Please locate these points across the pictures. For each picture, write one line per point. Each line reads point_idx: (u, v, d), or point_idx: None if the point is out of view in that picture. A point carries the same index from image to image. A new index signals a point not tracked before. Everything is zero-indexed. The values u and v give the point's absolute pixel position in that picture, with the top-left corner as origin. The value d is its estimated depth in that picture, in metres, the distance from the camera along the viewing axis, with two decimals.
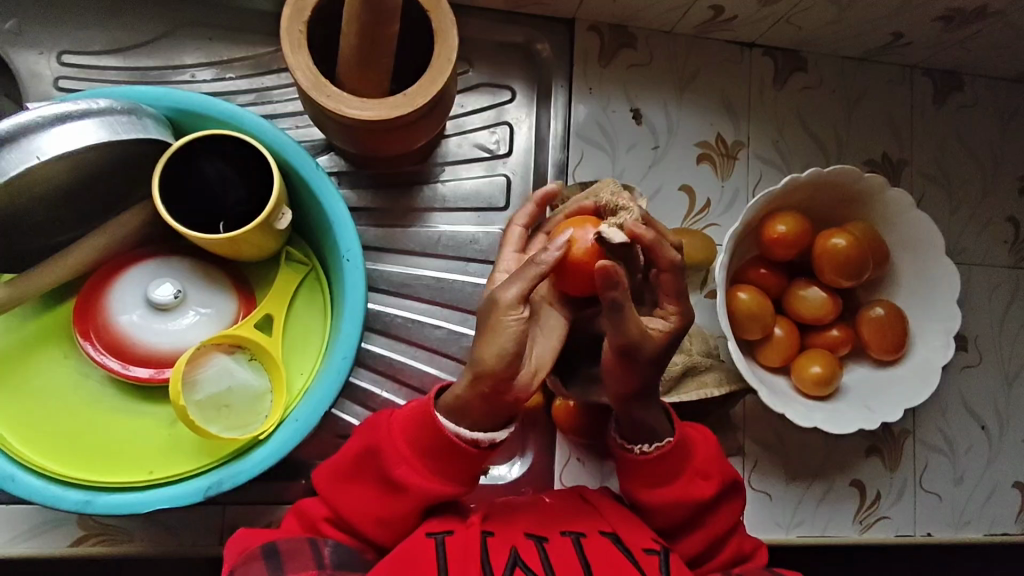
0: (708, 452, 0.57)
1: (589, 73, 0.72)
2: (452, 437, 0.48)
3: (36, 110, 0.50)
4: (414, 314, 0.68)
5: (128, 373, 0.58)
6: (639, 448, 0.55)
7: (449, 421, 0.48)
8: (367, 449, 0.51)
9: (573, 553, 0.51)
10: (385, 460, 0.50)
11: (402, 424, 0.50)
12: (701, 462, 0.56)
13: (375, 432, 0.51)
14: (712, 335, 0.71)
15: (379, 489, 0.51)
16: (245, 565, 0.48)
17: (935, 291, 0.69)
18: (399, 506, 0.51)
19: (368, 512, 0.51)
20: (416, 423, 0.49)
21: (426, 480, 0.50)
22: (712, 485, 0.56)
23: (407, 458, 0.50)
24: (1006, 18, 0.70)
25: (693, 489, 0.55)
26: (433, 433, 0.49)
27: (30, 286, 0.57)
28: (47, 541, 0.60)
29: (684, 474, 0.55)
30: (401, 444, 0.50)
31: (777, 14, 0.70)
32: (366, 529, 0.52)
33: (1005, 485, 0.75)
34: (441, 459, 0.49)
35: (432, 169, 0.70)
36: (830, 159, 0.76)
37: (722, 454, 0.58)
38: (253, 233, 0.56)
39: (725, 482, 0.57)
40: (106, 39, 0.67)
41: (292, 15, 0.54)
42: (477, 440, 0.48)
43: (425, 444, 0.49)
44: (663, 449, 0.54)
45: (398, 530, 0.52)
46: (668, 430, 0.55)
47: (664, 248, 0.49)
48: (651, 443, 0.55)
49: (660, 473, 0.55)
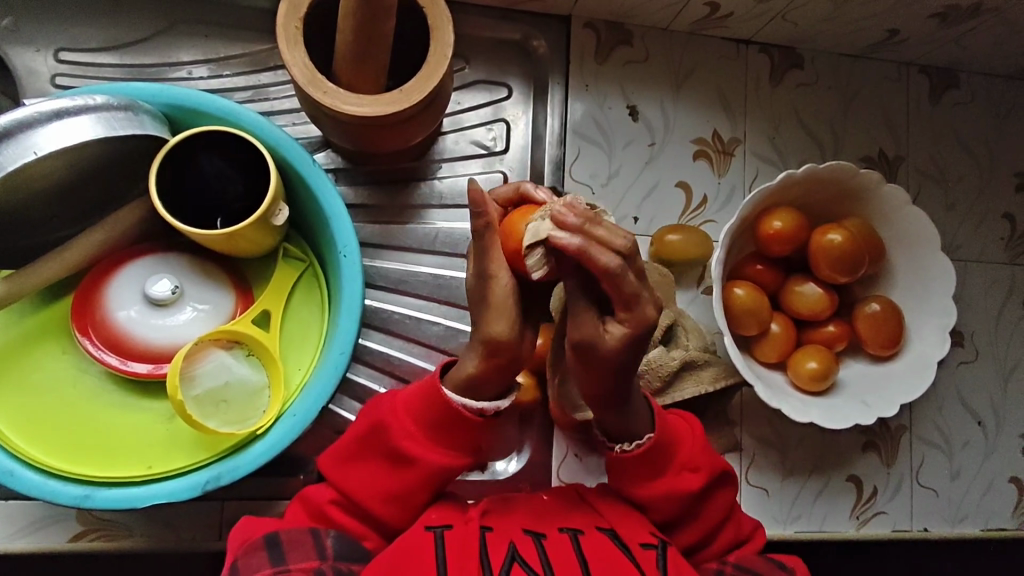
0: (696, 445, 0.56)
1: (586, 69, 0.72)
2: (457, 409, 0.49)
3: (33, 105, 0.50)
4: (412, 310, 0.68)
5: (126, 369, 0.58)
6: (621, 447, 0.54)
7: (455, 394, 0.49)
8: (371, 427, 0.52)
9: (571, 549, 0.51)
10: (392, 436, 0.51)
11: (407, 404, 0.51)
12: (686, 455, 0.55)
13: (380, 410, 0.53)
14: (708, 331, 0.71)
15: (386, 467, 0.52)
16: (246, 557, 0.48)
17: (930, 286, 0.69)
18: (409, 483, 0.52)
19: (377, 490, 0.52)
20: (420, 397, 0.51)
21: (431, 453, 0.51)
22: (700, 478, 0.55)
23: (413, 433, 0.51)
24: (1001, 15, 0.70)
25: (680, 482, 0.55)
26: (439, 406, 0.50)
27: (27, 282, 0.57)
28: (45, 537, 0.60)
29: (671, 469, 0.55)
30: (408, 422, 0.51)
31: (773, 11, 0.70)
32: (374, 508, 0.52)
33: (1001, 480, 0.75)
34: (444, 431, 0.50)
35: (429, 166, 0.70)
36: (826, 155, 0.76)
37: (710, 445, 0.58)
38: (246, 230, 0.57)
39: (715, 474, 0.57)
40: (103, 37, 0.67)
41: (288, 12, 0.54)
42: (482, 409, 0.49)
43: (431, 415, 0.50)
44: (644, 446, 0.53)
45: (405, 507, 0.53)
46: (648, 427, 0.54)
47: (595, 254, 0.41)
48: (631, 441, 0.54)
49: (647, 467, 0.54)
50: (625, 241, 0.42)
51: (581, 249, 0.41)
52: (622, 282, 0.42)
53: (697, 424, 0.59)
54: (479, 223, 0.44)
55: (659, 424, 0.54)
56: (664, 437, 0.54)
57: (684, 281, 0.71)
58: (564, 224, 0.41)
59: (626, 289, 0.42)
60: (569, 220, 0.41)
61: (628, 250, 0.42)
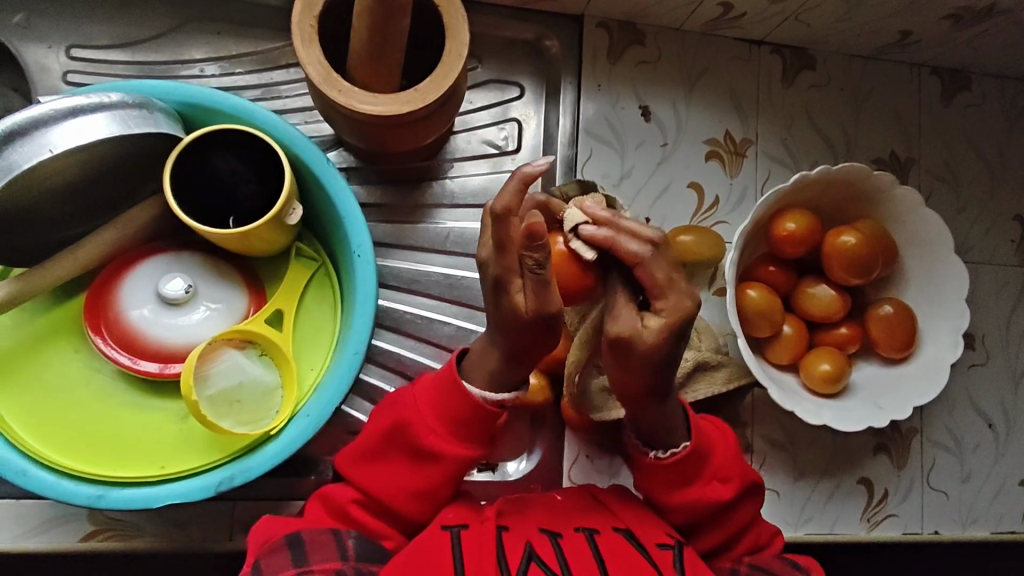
0: (729, 455, 0.56)
1: (598, 69, 0.72)
2: (477, 400, 0.50)
3: (48, 103, 0.49)
4: (423, 309, 0.68)
5: (138, 368, 0.58)
6: (655, 453, 0.55)
7: (474, 386, 0.50)
8: (389, 427, 0.52)
9: (588, 551, 0.50)
10: (415, 432, 0.51)
11: (428, 399, 0.52)
12: (718, 465, 0.56)
13: (399, 407, 0.52)
14: (720, 333, 0.71)
15: (407, 463, 0.52)
16: (268, 557, 0.48)
17: (944, 287, 0.69)
18: (433, 478, 0.52)
19: (399, 487, 0.52)
20: (439, 392, 0.51)
21: (450, 446, 0.51)
22: (730, 489, 0.56)
23: (434, 428, 0.51)
24: (1015, 17, 0.70)
25: (710, 492, 0.55)
26: (459, 400, 0.50)
27: (39, 280, 0.56)
28: (57, 536, 0.60)
29: (701, 478, 0.55)
30: (428, 416, 0.51)
31: (786, 12, 0.70)
32: (399, 504, 0.52)
33: (1012, 484, 0.75)
34: (467, 426, 0.51)
35: (441, 165, 0.70)
36: (839, 156, 0.76)
37: (743, 456, 0.58)
38: (260, 229, 0.56)
39: (746, 486, 0.57)
40: (114, 34, 0.67)
41: (303, 11, 0.54)
42: (502, 400, 0.51)
43: (450, 409, 0.51)
44: (679, 454, 0.54)
45: (429, 502, 0.53)
46: (685, 435, 0.54)
47: (623, 244, 0.45)
48: (667, 448, 0.55)
49: (679, 475, 0.55)
50: (653, 232, 0.45)
51: (608, 239, 0.45)
52: (648, 270, 0.45)
53: (730, 433, 0.59)
54: (538, 257, 0.41)
55: (697, 434, 0.54)
56: (702, 446, 0.55)
57: (697, 282, 0.71)
58: (596, 218, 0.46)
59: (659, 279, 0.45)
60: (597, 237, 0.45)
61: (657, 241, 0.45)
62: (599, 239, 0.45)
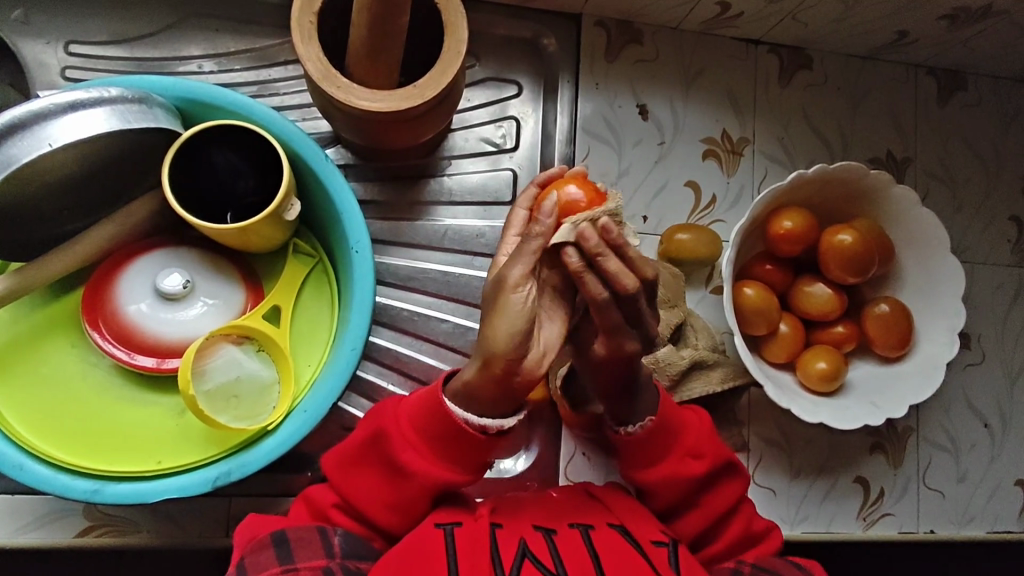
0: (703, 433, 0.57)
1: (596, 68, 0.72)
2: (459, 423, 0.49)
3: (48, 97, 0.50)
4: (420, 307, 0.68)
5: (135, 363, 0.58)
6: (626, 429, 0.56)
7: (457, 406, 0.49)
8: (371, 434, 0.52)
9: (581, 546, 0.51)
10: (394, 446, 0.51)
11: (409, 412, 0.51)
12: (690, 442, 0.56)
13: (381, 416, 0.52)
14: (718, 330, 0.71)
15: (388, 476, 0.52)
16: (252, 556, 0.48)
17: (941, 287, 0.69)
18: (411, 494, 0.52)
19: (378, 496, 0.52)
20: (422, 407, 0.50)
21: (432, 466, 0.51)
22: (703, 464, 0.56)
23: (414, 443, 0.51)
24: (1011, 17, 0.70)
25: (683, 468, 0.56)
26: (439, 417, 0.49)
27: (37, 275, 0.56)
28: (52, 532, 0.60)
29: (674, 453, 0.56)
30: (409, 431, 0.51)
31: (784, 11, 0.70)
32: (375, 513, 0.52)
33: (1007, 483, 0.75)
34: (450, 445, 0.50)
35: (438, 163, 0.70)
36: (835, 155, 0.76)
37: (717, 436, 0.58)
38: (260, 224, 0.56)
39: (721, 464, 0.57)
40: (112, 29, 0.67)
41: (302, 6, 0.54)
42: (485, 426, 0.49)
43: (430, 427, 0.50)
44: (648, 428, 0.55)
45: (408, 514, 0.53)
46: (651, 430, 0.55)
47: (589, 286, 0.44)
48: (636, 423, 0.56)
49: (651, 452, 0.56)
50: (630, 284, 0.44)
51: (577, 274, 0.43)
52: (606, 314, 0.46)
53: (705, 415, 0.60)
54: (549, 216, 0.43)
55: (662, 408, 0.56)
56: (668, 422, 0.56)
57: (693, 282, 0.71)
58: (585, 244, 0.43)
59: (611, 318, 0.46)
60: (574, 265, 0.43)
61: (628, 291, 0.44)
62: (572, 270, 0.43)
